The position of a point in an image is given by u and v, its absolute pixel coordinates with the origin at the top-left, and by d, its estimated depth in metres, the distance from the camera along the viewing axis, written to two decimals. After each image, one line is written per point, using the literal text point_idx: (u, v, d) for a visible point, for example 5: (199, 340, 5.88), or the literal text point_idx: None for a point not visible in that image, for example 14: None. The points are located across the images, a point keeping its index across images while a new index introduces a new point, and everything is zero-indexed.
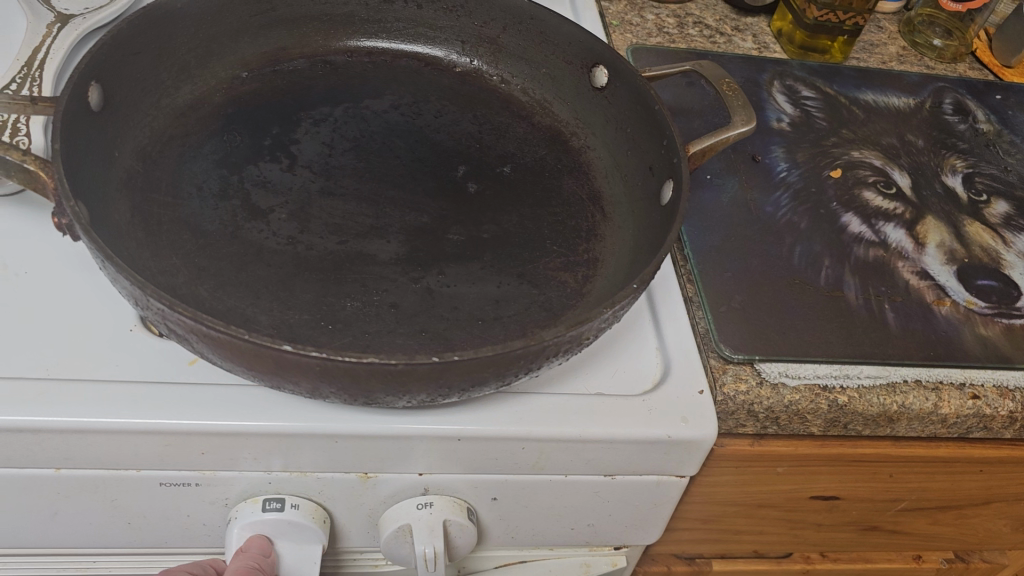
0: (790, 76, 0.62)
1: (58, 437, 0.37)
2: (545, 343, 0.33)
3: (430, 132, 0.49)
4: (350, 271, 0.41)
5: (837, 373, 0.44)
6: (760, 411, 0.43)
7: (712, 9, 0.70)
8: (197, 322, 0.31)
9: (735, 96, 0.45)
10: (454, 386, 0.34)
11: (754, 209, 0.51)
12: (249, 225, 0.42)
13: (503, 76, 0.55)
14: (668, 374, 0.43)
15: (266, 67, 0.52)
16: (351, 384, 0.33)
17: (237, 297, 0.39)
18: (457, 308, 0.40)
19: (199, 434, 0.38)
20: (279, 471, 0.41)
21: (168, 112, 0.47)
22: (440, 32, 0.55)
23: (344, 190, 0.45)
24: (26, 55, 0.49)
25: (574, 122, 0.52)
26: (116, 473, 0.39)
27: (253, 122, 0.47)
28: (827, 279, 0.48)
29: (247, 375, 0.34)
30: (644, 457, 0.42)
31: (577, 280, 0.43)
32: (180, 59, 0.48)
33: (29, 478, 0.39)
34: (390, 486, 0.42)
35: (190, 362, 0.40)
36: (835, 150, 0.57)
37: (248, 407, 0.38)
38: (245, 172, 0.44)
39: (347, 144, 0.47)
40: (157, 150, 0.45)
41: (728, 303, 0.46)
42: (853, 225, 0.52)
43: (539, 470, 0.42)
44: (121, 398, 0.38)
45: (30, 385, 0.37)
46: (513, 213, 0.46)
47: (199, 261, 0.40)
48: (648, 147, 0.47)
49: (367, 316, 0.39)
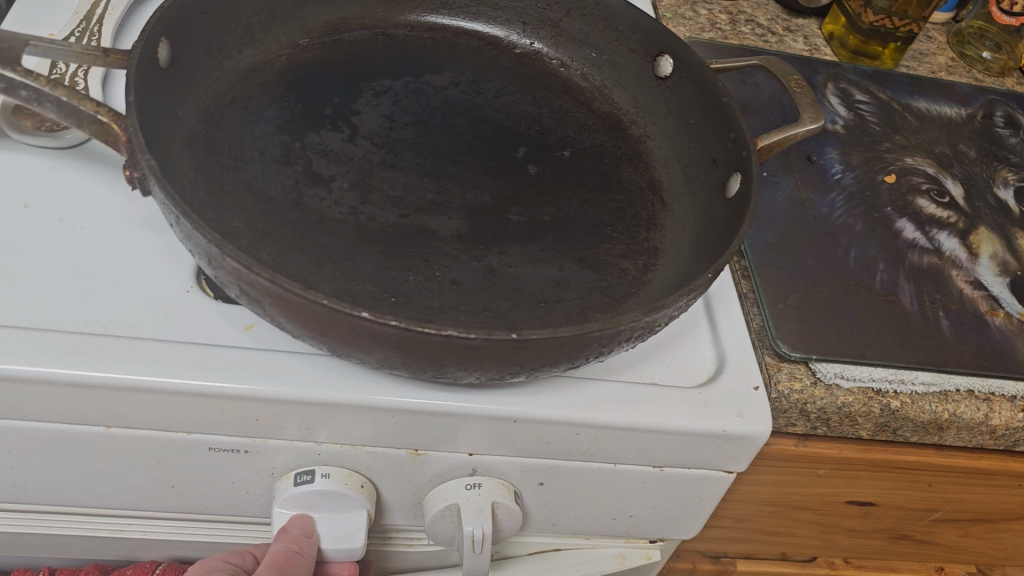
0: (844, 79, 0.62)
1: (113, 394, 0.37)
2: (621, 327, 0.33)
3: (491, 112, 0.49)
4: (411, 245, 0.40)
5: (892, 377, 0.44)
6: (812, 411, 0.43)
7: (764, 8, 0.69)
8: (274, 284, 0.31)
9: (804, 93, 0.45)
10: (524, 366, 0.34)
11: (808, 208, 0.51)
12: (312, 192, 0.41)
13: (562, 60, 0.54)
14: (724, 368, 0.42)
15: (326, 36, 0.51)
16: (423, 356, 0.32)
17: (300, 264, 0.38)
18: (519, 288, 0.40)
19: (255, 400, 0.37)
20: (329, 443, 0.40)
21: (230, 74, 0.46)
22: (501, 12, 0.54)
23: (405, 163, 0.44)
24: (85, 9, 0.49)
25: (634, 110, 0.52)
26: (167, 435, 0.39)
27: (314, 90, 0.47)
28: (882, 283, 0.48)
29: (316, 343, 0.34)
30: (696, 450, 0.41)
31: (638, 268, 0.43)
32: (245, 22, 0.47)
33: (77, 435, 0.38)
34: (439, 465, 0.42)
35: (247, 328, 0.40)
36: (889, 155, 0.56)
37: (305, 375, 0.38)
38: (307, 139, 0.44)
39: (408, 118, 0.47)
40: (219, 112, 0.44)
41: (784, 301, 0.46)
42: (907, 231, 0.51)
43: (589, 457, 0.42)
44: (178, 360, 0.37)
45: (88, 340, 0.37)
46: (574, 197, 0.45)
47: (261, 225, 0.39)
48: (712, 139, 0.46)
49: (430, 291, 0.39)
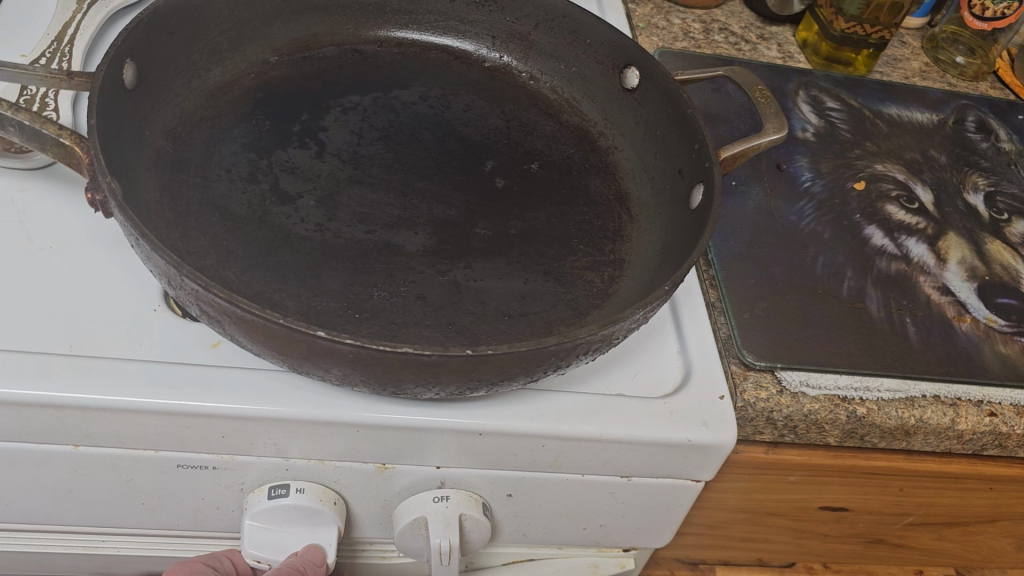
0: (816, 86, 0.62)
1: (79, 413, 0.37)
2: (578, 341, 0.33)
3: (459, 126, 0.49)
4: (377, 260, 0.41)
5: (858, 385, 0.44)
6: (778, 419, 0.44)
7: (738, 16, 0.70)
8: (231, 304, 0.31)
9: (768, 103, 0.45)
10: (484, 380, 0.34)
11: (777, 217, 0.51)
12: (278, 210, 0.42)
13: (532, 73, 0.54)
14: (690, 379, 0.43)
15: (296, 53, 0.52)
16: (382, 372, 0.33)
17: (264, 282, 0.39)
18: (484, 302, 0.40)
19: (221, 417, 0.38)
20: (297, 458, 0.40)
21: (199, 93, 0.47)
22: (471, 26, 0.55)
23: (372, 179, 0.45)
24: (56, 30, 0.49)
25: (603, 122, 0.52)
26: (135, 453, 0.39)
27: (283, 107, 0.47)
28: (849, 290, 0.48)
29: (276, 361, 0.34)
30: (662, 460, 0.42)
31: (603, 280, 0.43)
32: (212, 41, 0.48)
33: (46, 454, 0.39)
34: (407, 478, 0.42)
35: (214, 345, 0.40)
36: (858, 162, 0.56)
37: (271, 392, 0.38)
38: (274, 157, 0.44)
39: (376, 134, 0.47)
40: (186, 131, 0.44)
41: (751, 310, 0.46)
42: (875, 238, 0.52)
43: (556, 468, 0.42)
44: (143, 378, 0.37)
45: (53, 360, 0.37)
46: (541, 210, 0.45)
47: (227, 244, 0.40)
48: (678, 151, 0.47)
49: (394, 307, 0.39)
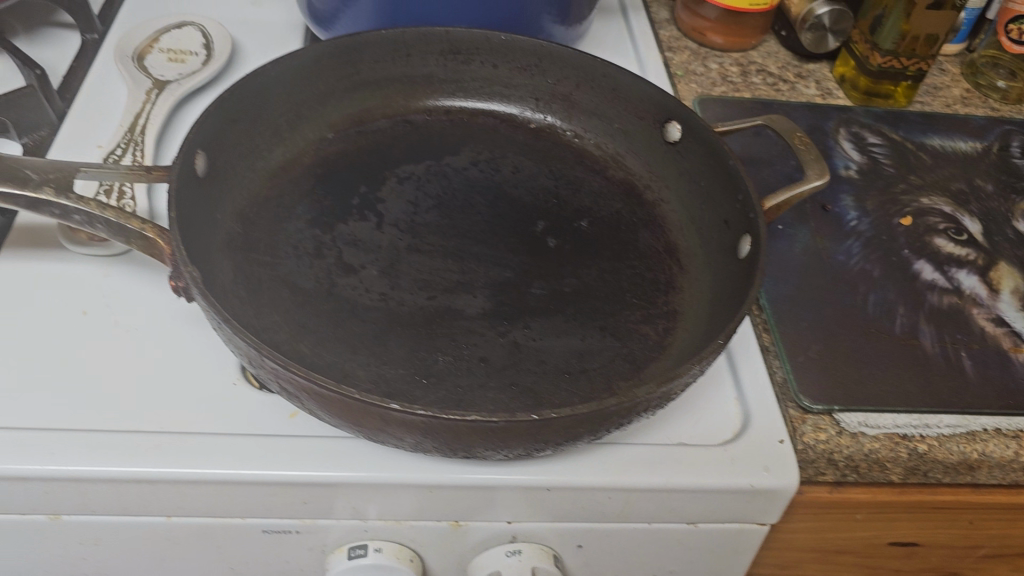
0: (856, 123, 0.63)
1: (171, 487, 0.39)
2: (638, 400, 0.35)
3: (509, 188, 0.51)
4: (439, 326, 0.43)
5: (917, 423, 0.45)
6: (840, 460, 0.44)
7: (774, 56, 0.71)
8: (310, 382, 0.34)
9: (808, 149, 0.47)
10: (550, 442, 0.35)
11: (826, 257, 0.52)
12: (344, 281, 0.44)
13: (575, 132, 0.56)
14: (749, 425, 0.44)
15: (351, 128, 0.54)
16: (452, 439, 0.34)
17: (336, 353, 0.41)
18: (544, 362, 0.42)
19: (303, 484, 0.40)
20: (375, 519, 0.42)
21: (263, 174, 0.50)
22: (515, 90, 0.56)
23: (430, 246, 0.47)
24: (128, 121, 0.53)
25: (648, 175, 0.53)
26: (223, 521, 0.41)
27: (342, 182, 0.50)
28: (902, 327, 0.49)
29: (353, 432, 0.36)
30: (726, 506, 0.43)
31: (658, 333, 0.44)
32: (273, 123, 0.51)
33: (142, 525, 0.41)
34: (480, 534, 0.43)
35: (292, 415, 0.42)
36: (904, 197, 0.57)
37: (348, 458, 0.40)
38: (336, 231, 0.47)
39: (431, 202, 0.49)
40: (254, 212, 0.47)
41: (805, 353, 0.47)
42: (925, 272, 0.52)
43: (624, 518, 0.43)
44: (230, 450, 0.40)
45: (146, 438, 0.40)
46: (593, 267, 0.47)
47: (299, 318, 0.42)
48: (723, 202, 0.48)
49: (459, 370, 0.41)
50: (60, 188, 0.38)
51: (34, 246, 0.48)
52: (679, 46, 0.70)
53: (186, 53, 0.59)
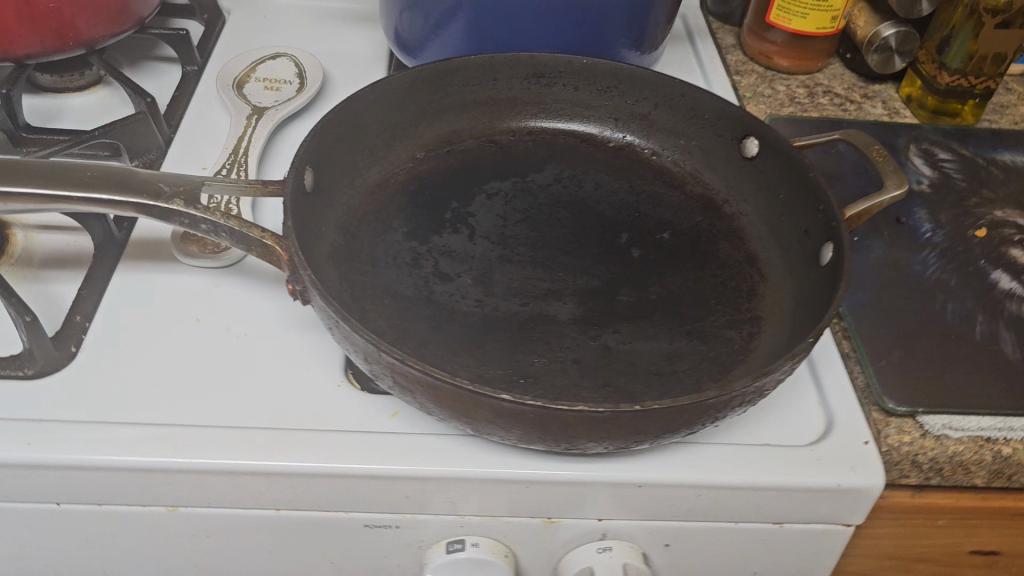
0: (926, 139, 0.64)
1: (284, 479, 0.42)
2: (734, 393, 0.36)
3: (592, 203, 0.53)
4: (533, 329, 0.45)
5: (1001, 425, 0.46)
6: (924, 461, 0.46)
7: (840, 77, 0.72)
8: (425, 374, 0.36)
9: (886, 162, 0.48)
10: (649, 435, 0.37)
11: (902, 267, 0.53)
12: (440, 289, 0.47)
13: (653, 149, 0.58)
14: (833, 426, 0.45)
15: (440, 148, 0.57)
16: (557, 430, 0.36)
17: (437, 355, 0.43)
18: (634, 363, 0.44)
19: (409, 478, 0.42)
20: (472, 515, 0.44)
21: (361, 190, 0.52)
22: (594, 111, 0.59)
23: (520, 257, 0.49)
24: (232, 144, 0.56)
25: (725, 189, 0.55)
26: (329, 515, 0.44)
27: (433, 198, 0.52)
28: (982, 334, 0.50)
29: (460, 424, 0.38)
30: (813, 505, 0.44)
31: (743, 337, 0.46)
32: (369, 143, 0.54)
33: (253, 518, 0.44)
34: (572, 531, 0.45)
35: (393, 415, 0.44)
36: (978, 210, 0.58)
37: (449, 454, 0.42)
38: (432, 243, 0.49)
39: (519, 216, 0.52)
40: (354, 225, 0.50)
41: (886, 358, 0.48)
42: (1003, 281, 0.53)
43: (711, 517, 0.45)
44: (340, 444, 0.42)
45: (262, 433, 0.42)
46: (677, 276, 0.49)
47: (401, 322, 0.45)
48: (803, 213, 0.49)
49: (554, 371, 0.43)
50: (189, 199, 0.41)
51: (149, 259, 0.51)
52: (746, 70, 0.72)
53: (281, 82, 0.63)
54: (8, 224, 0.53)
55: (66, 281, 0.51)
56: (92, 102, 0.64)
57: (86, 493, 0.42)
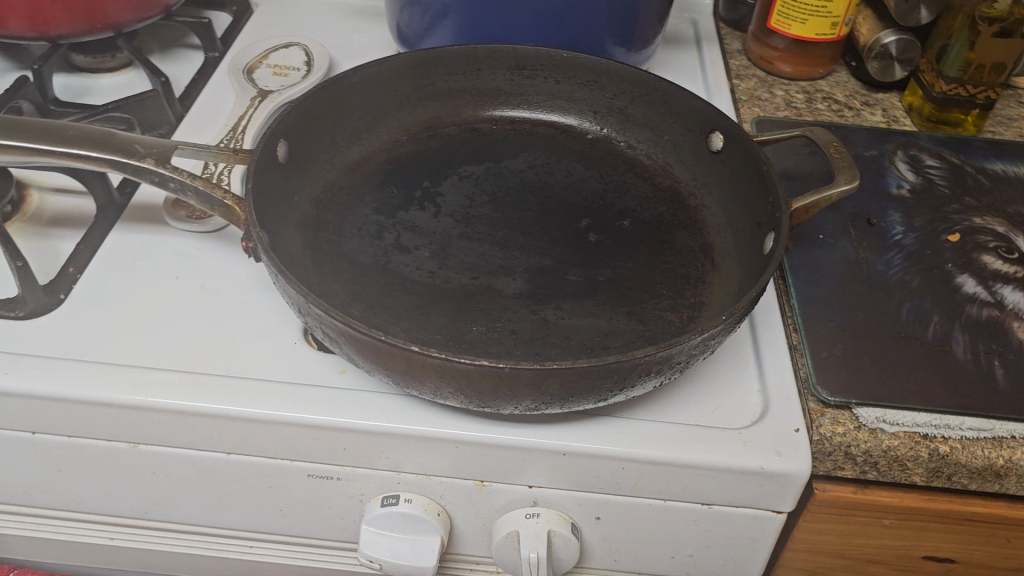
0: (916, 146, 0.64)
1: (230, 423, 0.45)
2: (637, 360, 0.38)
3: (560, 189, 0.56)
4: (478, 301, 0.47)
5: (937, 423, 0.45)
6: (858, 454, 0.45)
7: (843, 85, 0.73)
8: (345, 324, 0.38)
9: (841, 158, 0.49)
10: (555, 396, 0.39)
11: (865, 267, 0.54)
12: (398, 260, 0.49)
13: (629, 142, 0.60)
14: (767, 412, 0.46)
15: (422, 132, 0.60)
16: (467, 385, 0.38)
17: (380, 318, 0.46)
18: (569, 337, 0.45)
19: (343, 431, 0.44)
20: (407, 473, 0.46)
21: (340, 167, 0.56)
22: (575, 103, 0.61)
23: (479, 235, 0.51)
24: (232, 122, 0.60)
25: (692, 183, 0.57)
26: (274, 462, 0.47)
27: (408, 177, 0.55)
28: (935, 335, 0.50)
29: (385, 377, 0.41)
30: (738, 488, 0.44)
31: (682, 320, 0.47)
32: (352, 124, 0.57)
33: (206, 460, 0.47)
34: (504, 496, 0.47)
35: (340, 372, 0.47)
36: (955, 216, 0.58)
37: (384, 411, 0.45)
38: (397, 218, 0.52)
39: (486, 198, 0.54)
40: (327, 199, 0.54)
41: (830, 350, 0.49)
42: (967, 285, 0.53)
43: (638, 493, 0.46)
44: (284, 395, 0.45)
45: (214, 380, 0.45)
46: (629, 260, 0.50)
47: (354, 286, 0.47)
48: (756, 205, 0.51)
49: (490, 339, 0.45)
50: (160, 159, 0.45)
51: (143, 222, 0.56)
52: (748, 74, 0.73)
53: (290, 68, 0.66)
54: (26, 184, 0.58)
55: (67, 238, 0.55)
56: (118, 82, 0.69)
57: (55, 424, 0.46)
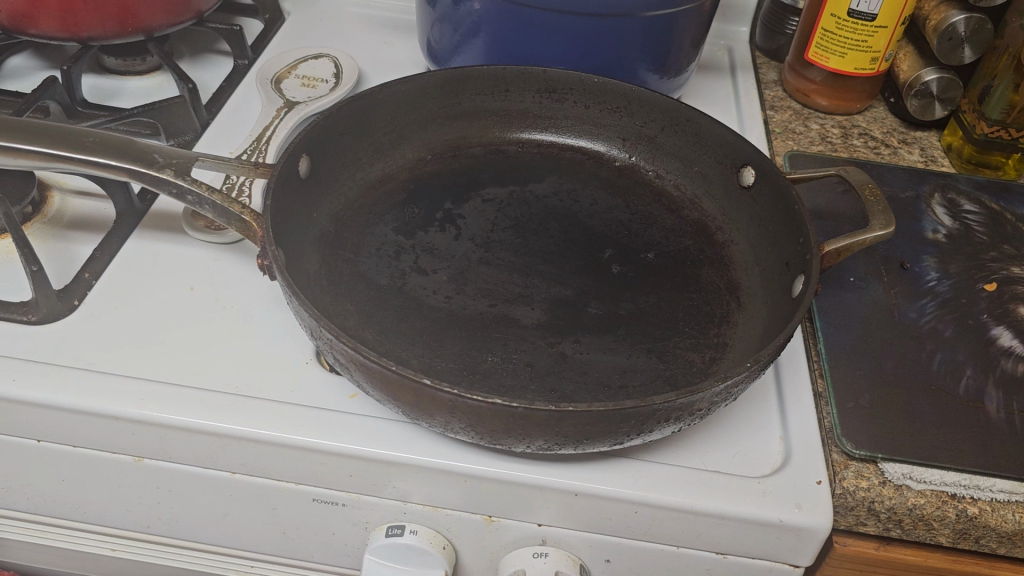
0: (953, 189, 0.62)
1: (234, 443, 0.43)
2: (655, 407, 0.36)
3: (585, 217, 0.55)
4: (494, 330, 0.45)
5: (967, 483, 0.44)
6: (881, 510, 0.44)
7: (880, 122, 0.71)
8: (355, 351, 0.37)
9: (876, 201, 0.47)
10: (569, 438, 0.38)
11: (896, 312, 0.52)
12: (415, 283, 0.48)
13: (657, 171, 0.59)
14: (788, 461, 0.44)
15: (447, 151, 0.60)
16: (478, 421, 0.37)
17: (394, 342, 0.44)
18: (587, 373, 0.44)
19: (350, 457, 0.43)
20: (414, 503, 0.45)
21: (362, 183, 0.56)
22: (603, 129, 0.61)
23: (499, 261, 0.50)
24: (257, 132, 0.60)
25: (720, 217, 0.56)
26: (280, 484, 0.46)
27: (431, 198, 0.55)
28: (966, 388, 0.48)
29: (395, 407, 0.40)
30: (755, 539, 0.43)
31: (705, 360, 0.46)
32: (376, 140, 0.57)
33: (210, 478, 0.46)
34: (512, 532, 0.46)
35: (351, 396, 0.46)
36: (992, 264, 0.56)
37: (394, 439, 0.43)
38: (417, 239, 0.51)
39: (508, 223, 0.53)
40: (347, 215, 0.53)
41: (856, 401, 0.47)
42: (1003, 338, 0.51)
43: (651, 538, 0.44)
44: (290, 419, 0.44)
45: (221, 398, 0.44)
46: (652, 295, 0.49)
47: (369, 309, 0.46)
48: (786, 244, 0.50)
49: (505, 371, 0.43)
50: (178, 171, 0.44)
51: (162, 230, 0.55)
52: (782, 106, 0.72)
53: (318, 80, 0.66)
54: (49, 185, 0.57)
55: (84, 243, 0.54)
56: (148, 85, 0.69)
57: (60, 433, 0.45)
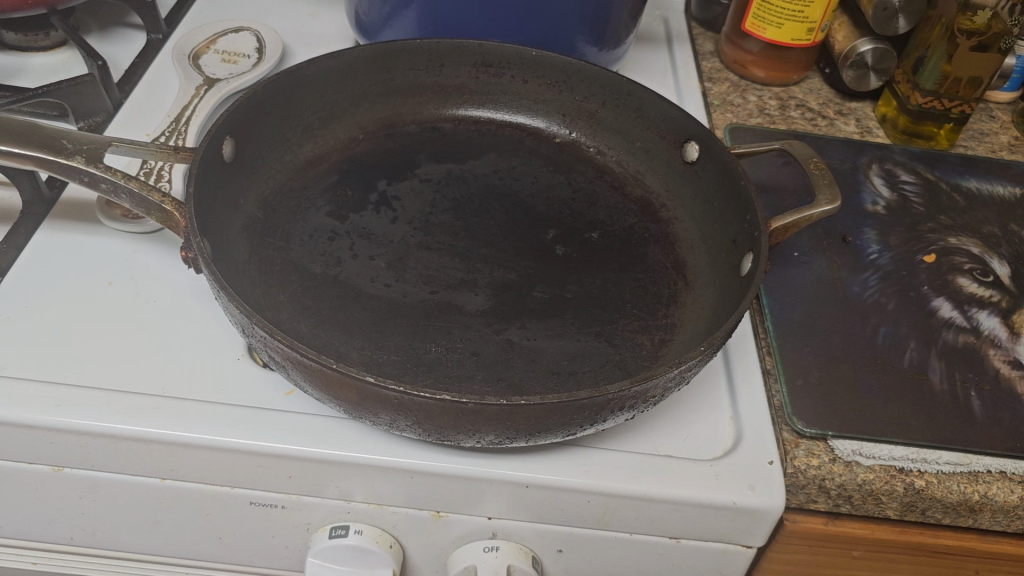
0: (890, 160, 0.63)
1: (164, 448, 0.41)
2: (610, 396, 0.35)
3: (526, 197, 0.53)
4: (438, 319, 0.43)
5: (915, 457, 0.44)
6: (832, 488, 0.43)
7: (816, 93, 0.71)
8: (292, 349, 0.35)
9: (822, 175, 0.46)
10: (520, 431, 0.36)
11: (839, 287, 0.52)
12: (351, 271, 0.45)
13: (599, 147, 0.58)
14: (740, 443, 0.43)
15: (381, 130, 0.57)
16: (425, 418, 0.35)
17: (332, 335, 0.42)
18: (535, 360, 0.42)
19: (288, 458, 0.41)
20: (358, 502, 0.43)
21: (291, 166, 0.53)
22: (542, 105, 0.59)
23: (440, 245, 0.48)
24: (176, 112, 0.56)
25: (665, 194, 0.55)
26: (213, 488, 0.43)
27: (365, 180, 0.52)
28: (910, 361, 0.48)
29: (335, 405, 0.37)
30: (709, 523, 0.42)
31: (654, 343, 0.45)
32: (305, 120, 0.54)
33: (137, 484, 0.43)
34: (459, 528, 0.44)
35: (287, 393, 0.44)
36: (930, 236, 0.56)
37: (334, 437, 0.41)
38: (352, 224, 0.49)
39: (448, 204, 0.51)
40: (276, 200, 0.50)
41: (804, 378, 0.47)
42: (943, 310, 0.51)
43: (604, 526, 0.43)
44: (222, 419, 0.41)
45: (146, 400, 0.41)
46: (597, 276, 0.48)
47: (304, 300, 0.44)
48: (732, 220, 0.49)
49: (450, 361, 0.41)
50: (90, 158, 0.41)
51: (75, 219, 0.51)
52: (720, 78, 0.71)
53: (240, 55, 0.62)
54: None
55: None
56: (53, 62, 0.64)
57: None
